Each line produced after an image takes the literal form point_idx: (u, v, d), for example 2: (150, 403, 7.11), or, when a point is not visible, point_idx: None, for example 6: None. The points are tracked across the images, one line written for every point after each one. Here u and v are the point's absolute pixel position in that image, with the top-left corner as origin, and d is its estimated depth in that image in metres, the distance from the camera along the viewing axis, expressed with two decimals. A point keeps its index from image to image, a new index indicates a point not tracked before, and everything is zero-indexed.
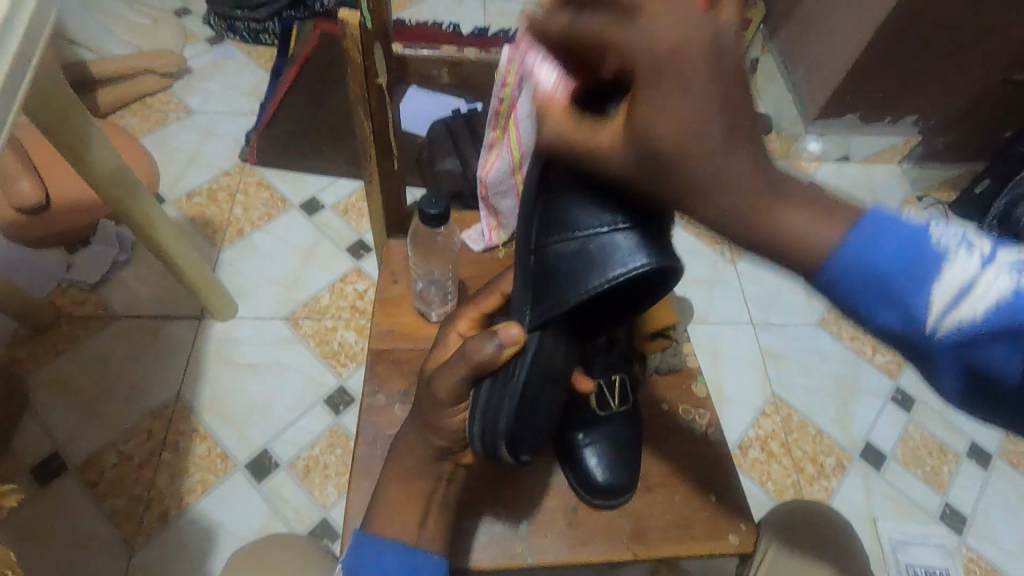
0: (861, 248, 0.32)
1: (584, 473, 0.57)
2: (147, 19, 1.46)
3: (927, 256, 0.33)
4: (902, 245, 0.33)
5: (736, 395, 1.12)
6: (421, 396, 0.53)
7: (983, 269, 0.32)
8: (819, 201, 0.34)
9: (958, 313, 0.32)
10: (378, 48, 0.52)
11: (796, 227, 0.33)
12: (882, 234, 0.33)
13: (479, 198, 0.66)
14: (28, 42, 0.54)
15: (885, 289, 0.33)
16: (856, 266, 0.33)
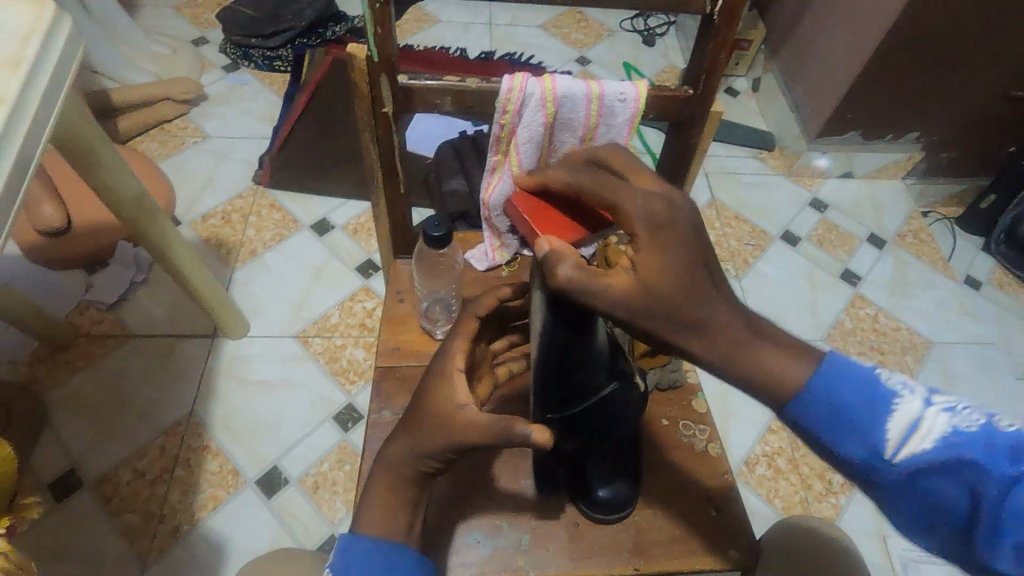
0: (826, 387, 0.41)
1: (588, 489, 0.58)
2: (167, 48, 1.52)
3: (881, 397, 0.40)
4: (857, 391, 0.41)
5: (742, 412, 1.12)
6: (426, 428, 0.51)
7: (925, 409, 0.40)
8: (792, 344, 0.43)
9: (910, 448, 0.39)
10: (384, 80, 0.55)
11: (770, 369, 0.42)
12: (845, 377, 0.41)
13: (483, 220, 0.68)
14: (59, 74, 0.57)
15: (839, 421, 0.41)
16: (823, 396, 0.41)
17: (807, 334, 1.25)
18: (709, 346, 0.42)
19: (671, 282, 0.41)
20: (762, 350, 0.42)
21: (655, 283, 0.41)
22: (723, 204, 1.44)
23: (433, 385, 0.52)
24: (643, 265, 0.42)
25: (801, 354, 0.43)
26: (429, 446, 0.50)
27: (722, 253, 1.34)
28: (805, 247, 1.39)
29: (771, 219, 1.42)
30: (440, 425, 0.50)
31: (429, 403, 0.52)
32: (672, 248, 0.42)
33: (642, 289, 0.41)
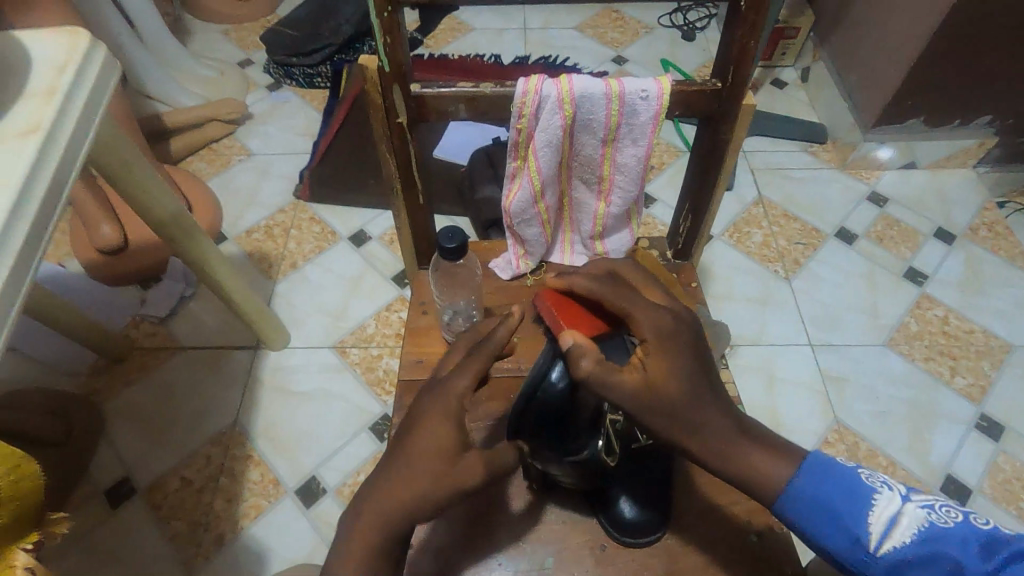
0: (809, 489, 0.46)
1: (613, 509, 0.55)
2: (214, 71, 1.59)
3: (862, 494, 0.46)
4: (842, 487, 0.46)
5: (795, 422, 1.05)
6: (415, 453, 0.49)
7: (902, 505, 0.45)
8: (779, 444, 0.49)
9: (891, 541, 0.44)
10: (396, 89, 0.54)
11: (758, 462, 0.47)
12: (827, 480, 0.46)
13: (506, 228, 0.66)
14: (94, 97, 0.59)
15: (828, 518, 0.45)
16: (807, 493, 0.46)
17: (866, 338, 1.16)
18: (710, 439, 0.47)
19: (677, 386, 0.47)
20: (749, 457, 0.47)
21: (661, 387, 0.46)
22: (770, 201, 1.36)
23: (423, 423, 0.49)
24: (654, 369, 0.47)
25: (782, 459, 0.48)
26: (429, 492, 0.47)
27: (770, 253, 1.27)
28: (863, 245, 1.29)
29: (824, 217, 1.34)
30: (440, 467, 0.48)
31: (420, 443, 0.49)
32: (677, 357, 0.47)
33: (652, 386, 0.46)
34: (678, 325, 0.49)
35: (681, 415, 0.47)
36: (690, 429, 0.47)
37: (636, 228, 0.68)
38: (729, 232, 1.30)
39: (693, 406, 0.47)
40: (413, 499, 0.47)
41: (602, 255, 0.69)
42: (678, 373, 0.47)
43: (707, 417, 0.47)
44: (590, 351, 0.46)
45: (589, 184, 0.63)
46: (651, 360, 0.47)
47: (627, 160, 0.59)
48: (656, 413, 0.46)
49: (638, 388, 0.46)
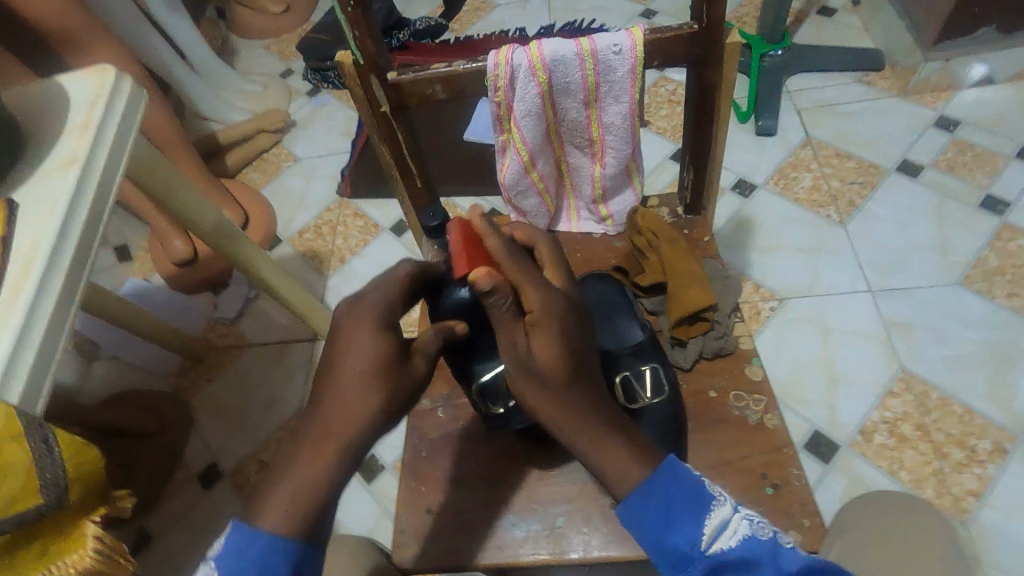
0: (652, 488, 0.43)
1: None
2: (259, 85, 1.69)
3: (699, 497, 0.43)
4: (681, 488, 0.43)
5: (852, 374, 0.99)
6: (357, 339, 0.43)
7: (733, 514, 0.43)
8: (645, 447, 0.45)
9: (720, 545, 0.42)
10: (373, 79, 0.56)
11: (627, 464, 0.43)
12: (674, 481, 0.43)
13: (504, 202, 0.66)
14: (125, 125, 0.65)
15: (663, 517, 0.42)
16: (649, 491, 0.43)
17: (936, 278, 1.06)
18: (582, 426, 0.44)
19: (553, 357, 0.43)
20: (615, 444, 0.44)
21: (533, 356, 0.43)
22: (820, 141, 1.26)
23: (351, 337, 0.43)
24: (538, 342, 0.43)
25: (644, 456, 0.44)
26: (369, 405, 0.42)
27: (821, 197, 1.19)
28: (929, 176, 1.18)
29: (883, 150, 1.22)
30: (379, 377, 0.43)
31: (354, 349, 0.43)
32: (564, 331, 0.44)
33: (540, 359, 0.43)
34: (564, 300, 0.45)
35: (562, 403, 0.44)
36: (571, 416, 0.44)
37: (638, 186, 0.66)
38: (773, 179, 1.22)
39: (574, 395, 0.44)
40: (361, 407, 0.42)
41: (608, 218, 0.69)
42: (557, 345, 0.43)
43: (585, 409, 0.44)
44: (503, 299, 0.42)
45: (581, 148, 0.62)
46: (541, 330, 0.43)
47: (612, 118, 0.58)
48: (534, 388, 0.44)
49: (525, 357, 0.43)
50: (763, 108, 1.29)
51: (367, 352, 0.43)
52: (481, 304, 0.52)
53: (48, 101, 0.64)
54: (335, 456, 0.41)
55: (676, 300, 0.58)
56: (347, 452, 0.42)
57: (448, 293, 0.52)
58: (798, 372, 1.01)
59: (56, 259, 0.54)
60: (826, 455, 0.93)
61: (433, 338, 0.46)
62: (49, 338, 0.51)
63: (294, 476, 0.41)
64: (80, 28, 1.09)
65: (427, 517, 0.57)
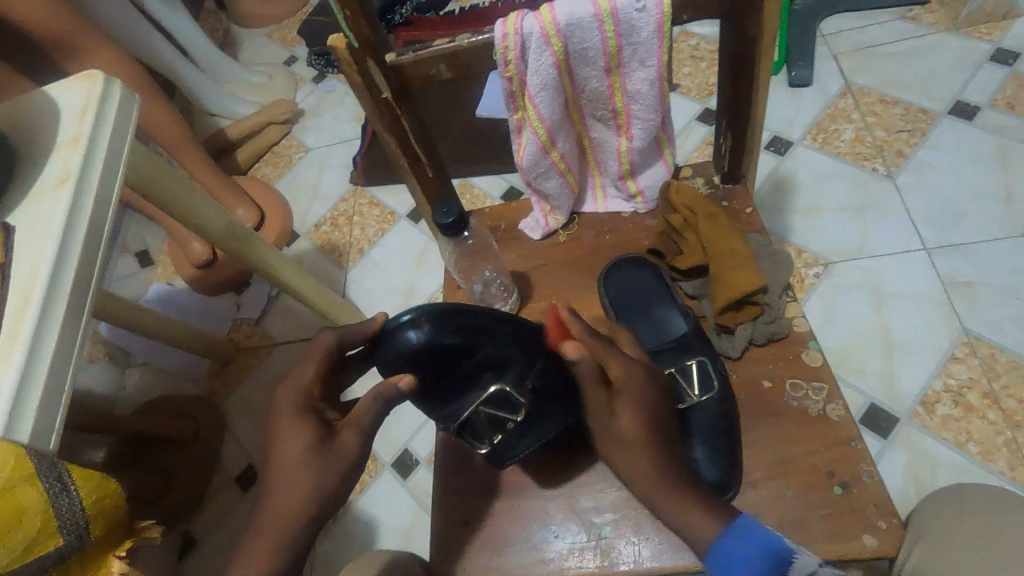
0: (739, 549, 0.44)
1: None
2: (263, 76, 1.64)
3: (784, 557, 0.44)
4: (764, 548, 0.44)
5: (909, 340, 0.92)
6: (277, 430, 0.47)
7: (818, 566, 0.44)
8: (712, 503, 0.46)
9: None
10: (372, 64, 0.51)
11: (700, 528, 0.45)
12: (755, 542, 0.44)
13: (524, 186, 0.61)
14: (117, 135, 0.61)
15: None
16: (739, 551, 0.44)
17: (999, 230, 0.97)
18: (657, 497, 0.46)
19: (634, 429, 0.47)
20: (693, 510, 0.45)
21: (616, 424, 0.47)
22: (862, 87, 1.16)
23: (274, 429, 0.47)
24: (621, 412, 0.47)
25: (715, 509, 0.46)
26: (304, 481, 0.45)
27: (865, 149, 1.09)
28: (987, 117, 1.07)
29: (933, 92, 1.12)
30: (306, 458, 0.46)
31: (280, 441, 0.47)
32: (644, 401, 0.47)
33: (635, 432, 0.47)
34: (648, 376, 0.48)
35: (652, 479, 0.46)
36: (649, 489, 0.47)
37: (670, 158, 0.60)
38: (811, 134, 1.13)
39: (653, 466, 0.46)
40: (294, 491, 0.45)
41: (638, 195, 0.63)
42: (639, 419, 0.46)
43: (659, 480, 0.46)
44: (589, 369, 0.45)
45: (604, 121, 0.56)
46: (627, 409, 0.47)
47: (639, 85, 0.52)
48: (625, 463, 0.47)
49: (626, 426, 0.47)
50: (796, 57, 1.19)
51: (287, 443, 0.46)
52: (438, 348, 0.45)
53: (36, 115, 0.61)
54: (280, 540, 0.44)
55: (721, 284, 0.53)
56: (287, 536, 0.45)
57: (394, 338, 0.45)
58: (851, 342, 0.94)
59: (55, 289, 0.50)
60: (886, 429, 0.87)
61: (368, 405, 0.46)
62: (54, 374, 0.48)
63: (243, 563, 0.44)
64: (74, 33, 1.06)
65: (464, 530, 0.53)
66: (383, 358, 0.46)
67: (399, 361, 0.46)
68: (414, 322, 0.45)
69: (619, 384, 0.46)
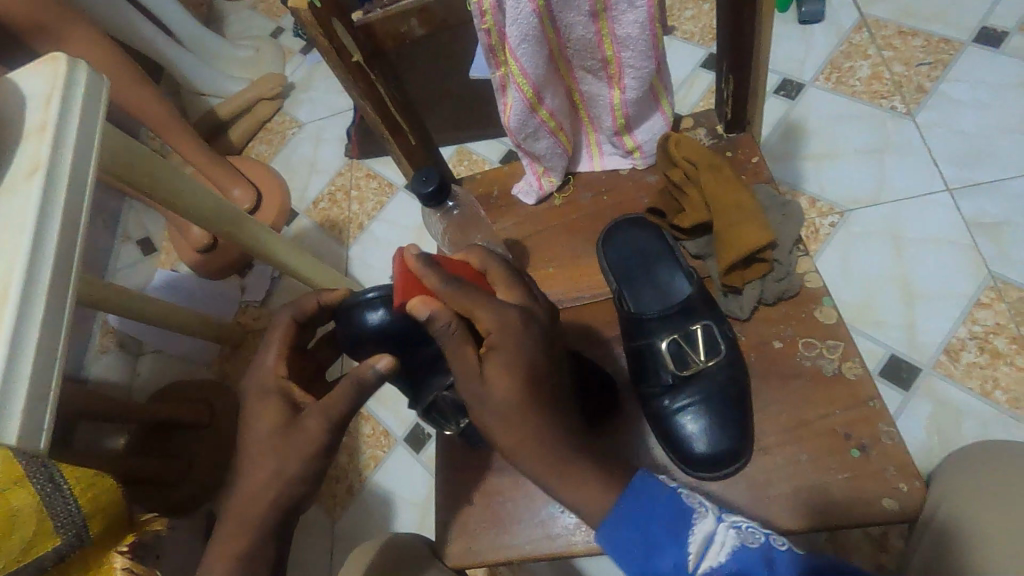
0: (626, 515, 0.44)
1: (671, 427, 0.48)
2: (251, 50, 1.59)
3: (675, 515, 0.44)
4: (653, 510, 0.44)
5: (933, 287, 0.88)
6: (253, 416, 0.47)
7: (717, 527, 0.43)
8: (605, 470, 0.45)
9: (707, 560, 0.42)
10: (339, 25, 0.47)
11: (593, 500, 0.45)
12: (643, 506, 0.44)
13: (514, 148, 0.57)
14: (87, 119, 0.58)
15: (647, 545, 0.44)
16: (624, 518, 0.44)
17: None
18: (554, 471, 0.44)
19: (506, 394, 0.42)
20: (589, 482, 0.45)
21: (490, 389, 0.42)
22: (879, 19, 1.08)
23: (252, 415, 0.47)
24: (491, 370, 0.42)
25: (612, 483, 0.45)
26: (279, 468, 0.45)
27: (882, 86, 1.03)
28: (1017, 43, 0.99)
29: (957, 19, 1.04)
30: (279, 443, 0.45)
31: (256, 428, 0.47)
32: (524, 360, 0.42)
33: (512, 392, 0.42)
34: (527, 327, 0.43)
35: (548, 454, 0.44)
36: (530, 463, 0.44)
37: (668, 108, 0.56)
38: (824, 74, 1.06)
39: (539, 438, 0.44)
40: (267, 476, 0.45)
41: (635, 150, 0.59)
42: (514, 380, 0.42)
43: (547, 453, 0.44)
44: (447, 327, 0.41)
45: (594, 72, 0.52)
46: (490, 360, 0.42)
47: (628, 30, 0.47)
48: (498, 430, 0.44)
49: (505, 392, 0.42)
50: None
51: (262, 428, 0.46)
52: (397, 331, 0.46)
53: (2, 104, 0.58)
54: (258, 522, 0.45)
55: (725, 243, 0.49)
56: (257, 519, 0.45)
57: (355, 316, 0.46)
58: (869, 292, 0.90)
59: (32, 286, 0.49)
60: (906, 381, 0.84)
61: (345, 390, 0.44)
62: (39, 371, 0.47)
63: (224, 546, 0.45)
64: (46, 17, 1.01)
65: (470, 507, 0.52)
66: (344, 339, 0.47)
67: (360, 341, 0.47)
68: (373, 303, 0.46)
69: (489, 338, 0.42)
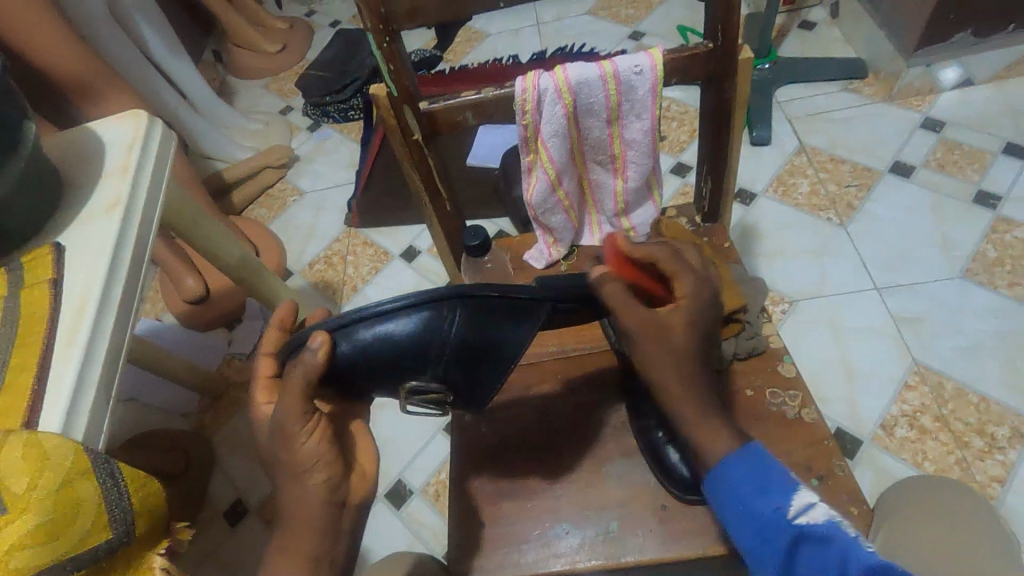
0: (730, 470, 0.49)
1: (659, 458, 0.57)
2: (260, 123, 1.72)
3: (786, 484, 0.48)
4: (768, 477, 0.48)
5: (870, 368, 1.01)
6: (271, 445, 0.47)
7: (818, 502, 0.47)
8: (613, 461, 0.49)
9: (805, 519, 0.46)
10: (407, 110, 0.59)
11: None
12: (758, 467, 0.48)
13: (531, 221, 0.69)
14: (160, 166, 0.66)
15: (752, 494, 0.48)
16: (731, 475, 0.48)
17: (937, 273, 1.10)
18: None
19: None
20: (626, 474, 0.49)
21: None
22: (814, 148, 1.31)
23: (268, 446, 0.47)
24: None
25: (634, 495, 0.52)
26: (315, 476, 0.45)
27: (820, 201, 1.22)
28: (923, 176, 1.22)
29: (875, 153, 1.27)
30: (302, 456, 0.45)
31: (275, 458, 0.46)
32: None
33: None
34: None
35: None
36: None
37: (658, 199, 0.69)
38: (772, 187, 1.26)
39: None
40: (304, 488, 0.45)
41: (630, 230, 0.71)
42: None
43: None
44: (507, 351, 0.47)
45: (603, 164, 0.65)
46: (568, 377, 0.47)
47: (634, 135, 0.61)
48: None
49: None
50: (756, 120, 1.33)
51: (286, 447, 0.45)
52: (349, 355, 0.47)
53: (84, 147, 0.66)
54: (313, 534, 0.44)
55: None
56: (313, 528, 0.44)
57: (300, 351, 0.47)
58: (816, 369, 1.03)
59: (107, 303, 0.55)
60: (850, 451, 0.95)
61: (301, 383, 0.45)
62: (103, 380, 0.52)
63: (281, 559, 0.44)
64: (91, 78, 1.11)
65: (482, 529, 0.58)
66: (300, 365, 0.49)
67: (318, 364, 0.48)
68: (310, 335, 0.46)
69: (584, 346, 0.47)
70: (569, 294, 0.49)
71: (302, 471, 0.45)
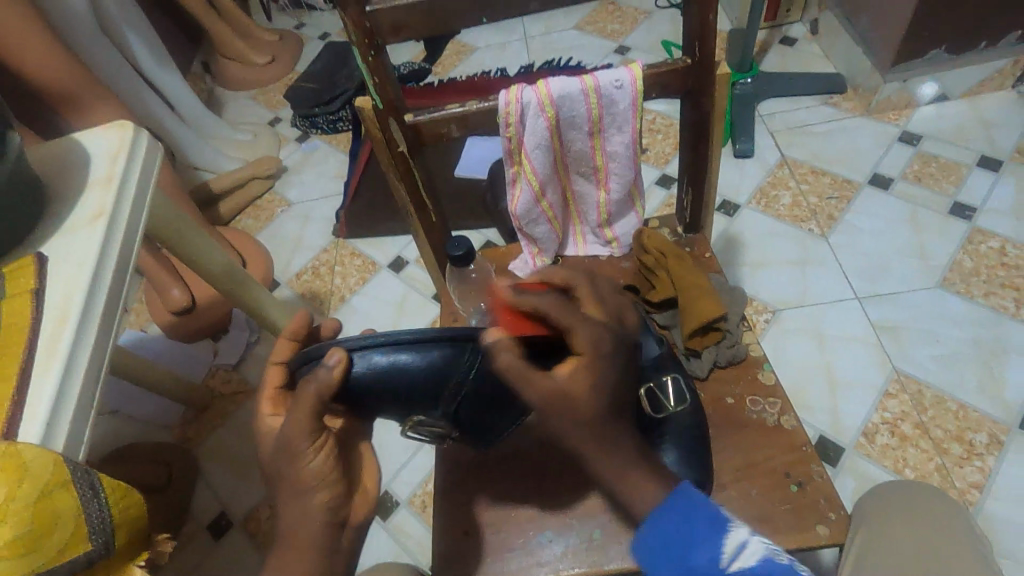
0: (663, 519, 0.47)
1: None
2: (249, 134, 1.72)
3: (716, 521, 0.47)
4: (697, 520, 0.47)
5: (853, 378, 1.03)
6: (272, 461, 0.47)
7: (751, 537, 0.46)
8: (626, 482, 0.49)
9: (739, 563, 0.45)
10: (393, 122, 0.60)
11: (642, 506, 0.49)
12: (683, 514, 0.47)
13: (516, 231, 0.70)
14: (145, 176, 0.66)
15: (682, 543, 0.47)
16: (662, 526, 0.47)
17: (915, 282, 1.12)
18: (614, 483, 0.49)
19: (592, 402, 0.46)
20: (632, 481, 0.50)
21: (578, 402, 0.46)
22: (795, 161, 1.33)
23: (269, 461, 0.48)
24: (578, 378, 0.46)
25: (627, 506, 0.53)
26: (318, 493, 0.46)
27: (801, 212, 1.25)
28: (901, 188, 1.25)
29: (855, 166, 1.30)
30: (307, 474, 0.46)
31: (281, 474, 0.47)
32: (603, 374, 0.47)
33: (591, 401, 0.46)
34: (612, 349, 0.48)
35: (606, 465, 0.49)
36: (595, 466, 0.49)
37: (641, 210, 0.70)
38: (755, 199, 1.28)
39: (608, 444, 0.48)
40: (308, 504, 0.46)
41: (613, 240, 0.72)
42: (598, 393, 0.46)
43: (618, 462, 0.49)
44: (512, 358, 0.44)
45: (586, 176, 0.66)
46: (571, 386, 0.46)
47: (616, 147, 0.62)
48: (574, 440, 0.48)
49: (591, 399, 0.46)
50: (739, 133, 1.36)
51: (293, 464, 0.46)
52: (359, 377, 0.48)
53: (68, 157, 0.66)
54: (314, 553, 0.45)
55: (687, 313, 0.62)
56: (314, 546, 0.45)
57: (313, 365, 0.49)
58: (801, 380, 1.04)
59: (89, 313, 0.54)
60: (833, 458, 0.96)
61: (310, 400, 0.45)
62: (84, 391, 0.51)
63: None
64: (78, 89, 1.11)
65: (467, 540, 0.58)
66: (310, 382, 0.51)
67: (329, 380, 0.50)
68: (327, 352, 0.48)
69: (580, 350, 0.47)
70: (599, 301, 0.51)
71: (306, 487, 0.46)
